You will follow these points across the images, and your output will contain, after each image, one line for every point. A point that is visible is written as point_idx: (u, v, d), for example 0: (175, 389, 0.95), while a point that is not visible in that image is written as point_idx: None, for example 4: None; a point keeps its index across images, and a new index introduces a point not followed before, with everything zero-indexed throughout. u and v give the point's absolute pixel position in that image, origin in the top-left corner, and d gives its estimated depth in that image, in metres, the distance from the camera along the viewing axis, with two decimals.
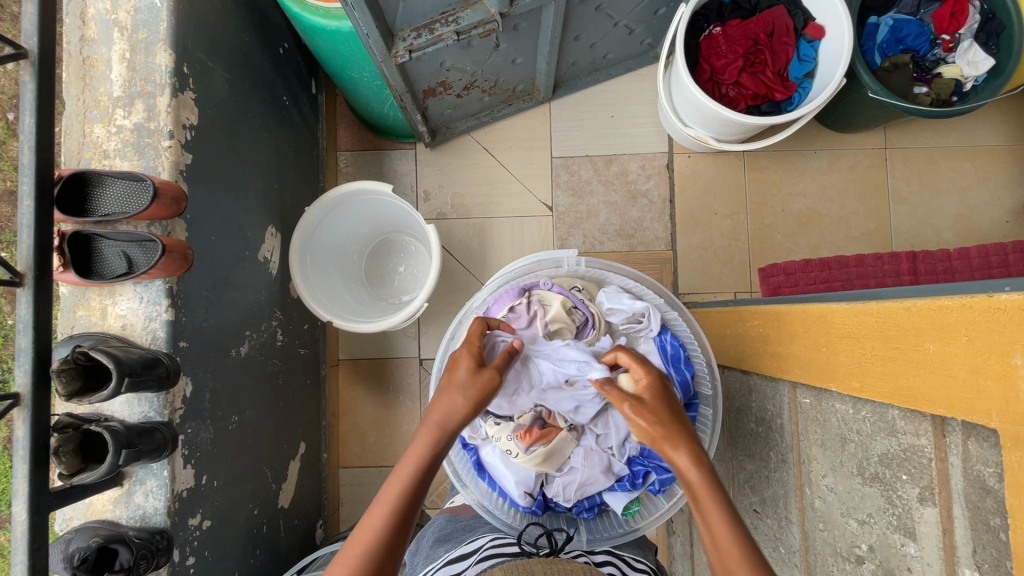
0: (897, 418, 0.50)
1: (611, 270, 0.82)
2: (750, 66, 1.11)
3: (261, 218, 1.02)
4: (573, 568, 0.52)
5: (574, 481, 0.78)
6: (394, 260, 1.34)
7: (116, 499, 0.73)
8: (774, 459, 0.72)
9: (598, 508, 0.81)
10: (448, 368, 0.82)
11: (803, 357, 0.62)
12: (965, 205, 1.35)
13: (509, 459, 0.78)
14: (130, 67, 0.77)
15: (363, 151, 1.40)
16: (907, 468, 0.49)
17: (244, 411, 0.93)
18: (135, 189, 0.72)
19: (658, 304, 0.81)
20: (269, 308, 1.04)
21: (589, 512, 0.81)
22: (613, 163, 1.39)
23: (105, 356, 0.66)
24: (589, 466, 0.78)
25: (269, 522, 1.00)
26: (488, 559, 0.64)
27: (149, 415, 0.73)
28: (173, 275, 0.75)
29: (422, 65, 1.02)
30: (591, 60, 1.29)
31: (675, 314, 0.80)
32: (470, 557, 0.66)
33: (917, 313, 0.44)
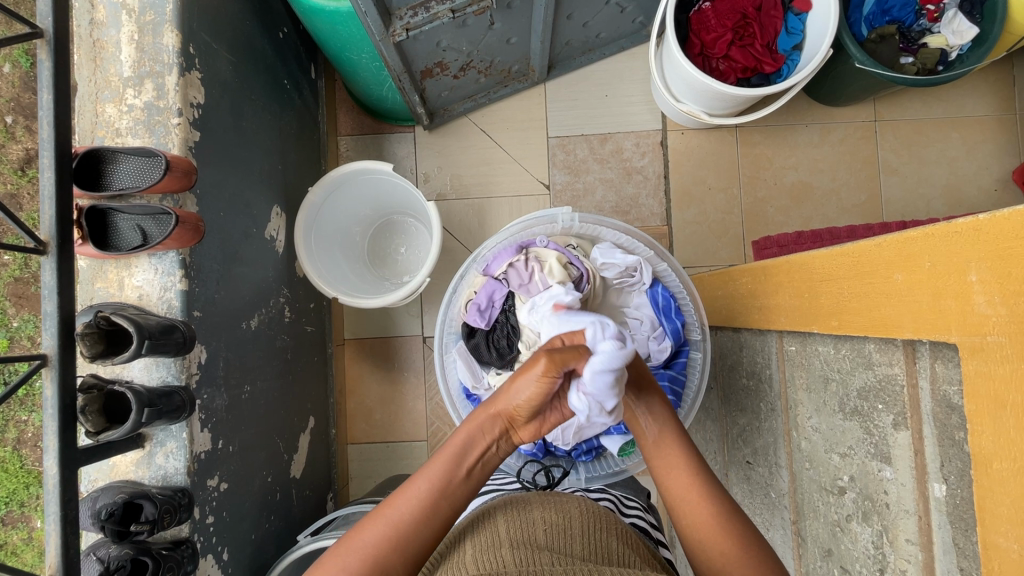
0: (873, 351, 0.53)
1: (603, 224, 0.85)
2: (740, 39, 1.14)
3: (266, 198, 1.05)
4: (567, 499, 0.57)
5: (572, 425, 0.77)
6: (396, 239, 1.38)
7: (138, 460, 0.76)
8: (764, 409, 0.76)
9: (596, 450, 0.85)
10: (451, 324, 0.88)
11: (787, 306, 0.65)
12: (954, 174, 1.38)
13: None
14: (139, 48, 0.80)
15: (363, 135, 1.44)
16: (883, 397, 0.52)
17: (255, 382, 0.97)
18: (148, 164, 0.75)
19: (649, 258, 0.85)
20: (276, 285, 1.07)
21: (587, 455, 0.85)
22: (608, 142, 1.42)
23: (127, 320, 0.69)
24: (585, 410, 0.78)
25: (282, 491, 1.04)
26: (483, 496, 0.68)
27: (167, 379, 0.76)
28: (185, 246, 0.78)
29: (419, 45, 1.05)
30: (584, 40, 1.31)
31: (666, 267, 0.84)
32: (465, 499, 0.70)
33: (886, 247, 0.47)
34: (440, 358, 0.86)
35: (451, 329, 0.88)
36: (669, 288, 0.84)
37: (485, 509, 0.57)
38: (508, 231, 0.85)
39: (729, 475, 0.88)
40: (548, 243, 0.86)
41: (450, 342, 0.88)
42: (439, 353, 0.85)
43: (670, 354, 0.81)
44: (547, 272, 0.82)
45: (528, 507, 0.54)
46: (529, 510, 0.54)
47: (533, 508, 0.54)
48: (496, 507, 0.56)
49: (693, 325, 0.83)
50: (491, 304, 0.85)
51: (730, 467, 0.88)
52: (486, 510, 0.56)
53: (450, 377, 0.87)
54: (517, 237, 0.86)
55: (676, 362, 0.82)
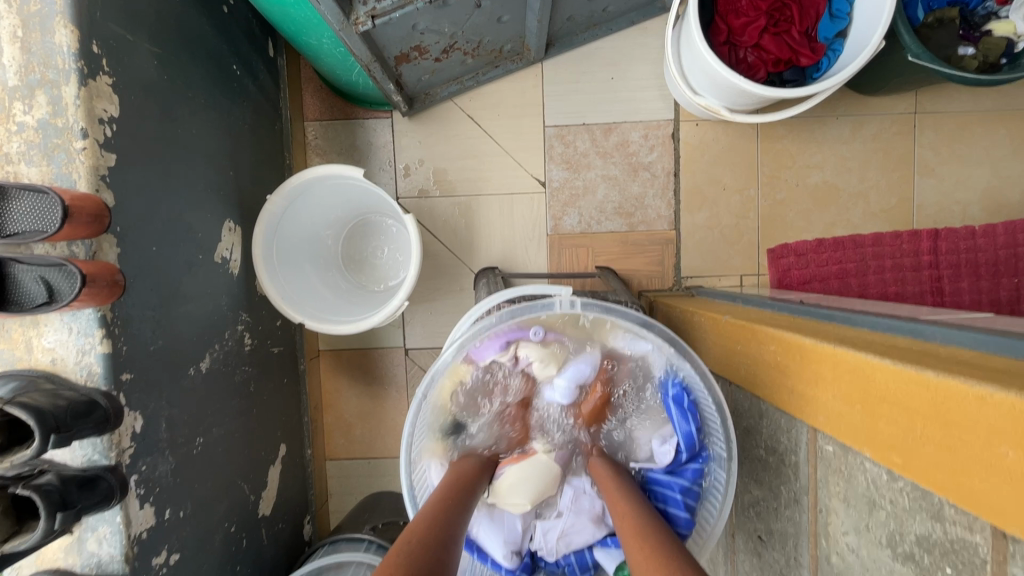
0: (946, 503, 0.42)
1: (612, 313, 0.68)
2: (774, 25, 0.96)
3: (214, 214, 0.90)
4: None
5: (557, 528, 0.72)
6: (374, 242, 1.23)
7: (67, 547, 0.67)
8: (785, 495, 0.66)
9: (591, 566, 0.74)
10: (421, 424, 0.71)
11: (829, 406, 0.54)
12: (995, 178, 1.23)
13: (491, 511, 0.73)
14: (25, 49, 0.63)
15: (333, 121, 1.26)
16: (953, 561, 0.42)
17: (211, 430, 0.86)
18: (43, 205, 0.60)
19: (664, 350, 0.69)
20: (233, 312, 0.94)
21: (581, 572, 0.74)
22: (613, 133, 1.25)
23: (24, 411, 0.56)
24: (577, 511, 0.73)
25: (250, 535, 0.96)
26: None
27: (93, 459, 0.65)
28: (105, 302, 0.65)
29: (391, 31, 0.87)
30: (589, 14, 1.12)
31: (685, 362, 0.68)
32: None
33: (994, 407, 0.35)
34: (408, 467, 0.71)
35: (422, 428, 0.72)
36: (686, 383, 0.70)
37: None
38: (495, 321, 0.68)
39: (735, 540, 0.81)
40: (541, 332, 0.73)
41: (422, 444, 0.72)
42: (407, 462, 0.69)
43: (681, 461, 0.70)
44: (536, 366, 0.73)
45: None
46: None
47: None
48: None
49: (715, 432, 0.68)
50: None
51: (737, 533, 0.80)
52: None
53: (419, 481, 0.73)
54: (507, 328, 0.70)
55: (689, 469, 0.70)
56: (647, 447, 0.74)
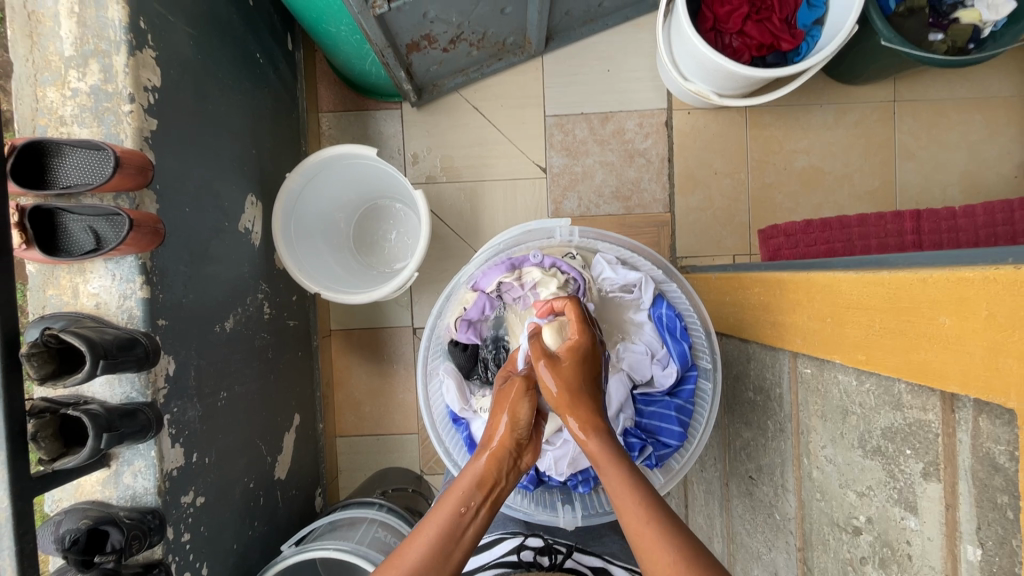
0: (903, 392, 0.48)
1: (604, 240, 0.79)
2: (755, 13, 1.04)
3: (238, 186, 0.96)
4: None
5: (567, 455, 0.75)
6: (384, 224, 1.30)
7: (105, 479, 0.72)
8: (772, 428, 0.71)
9: (593, 482, 0.79)
10: (437, 343, 0.83)
11: (805, 328, 0.59)
12: (973, 161, 1.30)
13: None
14: (81, 23, 0.70)
15: (346, 112, 1.34)
16: (912, 443, 0.47)
17: (233, 387, 0.91)
18: (96, 159, 0.67)
19: (653, 274, 0.80)
20: (254, 281, 1.00)
21: (584, 486, 0.79)
22: (610, 121, 1.33)
23: (76, 338, 0.62)
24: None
25: (266, 494, 1.01)
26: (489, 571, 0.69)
27: (131, 396, 0.71)
28: (145, 251, 0.71)
29: (403, 17, 0.95)
30: (586, 9, 1.21)
31: (672, 284, 0.79)
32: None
33: (934, 285, 0.41)
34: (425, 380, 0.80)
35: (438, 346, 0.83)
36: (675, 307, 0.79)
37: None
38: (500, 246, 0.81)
39: (729, 486, 0.85)
40: (542, 260, 0.80)
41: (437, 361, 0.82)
42: (423, 372, 0.79)
43: (676, 380, 0.76)
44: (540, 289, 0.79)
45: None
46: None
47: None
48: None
49: (702, 348, 0.77)
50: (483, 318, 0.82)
51: (730, 478, 0.85)
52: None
53: (435, 398, 0.81)
54: (510, 253, 0.82)
55: (683, 389, 0.77)
56: (646, 370, 0.79)
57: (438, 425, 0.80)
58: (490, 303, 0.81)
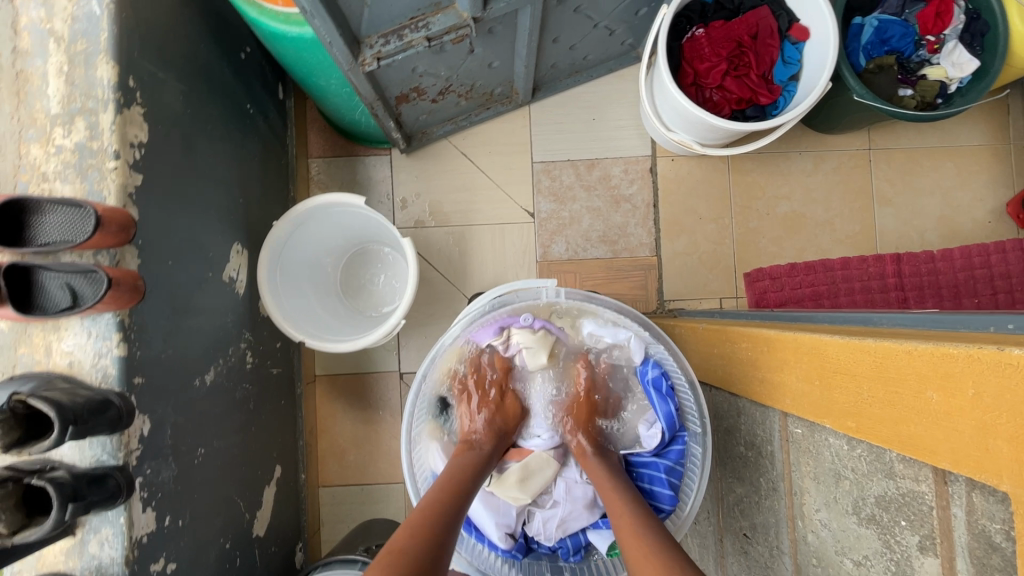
0: (895, 461, 0.47)
1: (595, 302, 0.75)
2: (734, 69, 1.08)
3: (224, 236, 0.96)
4: None
5: (556, 516, 0.76)
6: (371, 271, 1.29)
7: (69, 549, 0.68)
8: (764, 486, 0.70)
9: (584, 549, 0.77)
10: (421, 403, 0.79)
11: (794, 388, 0.59)
12: (948, 207, 1.34)
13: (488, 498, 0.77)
14: (69, 82, 0.70)
15: (335, 157, 1.35)
16: (906, 514, 0.46)
17: (211, 442, 0.88)
18: (77, 217, 0.66)
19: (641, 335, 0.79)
20: (237, 330, 0.99)
21: (575, 555, 0.76)
22: (596, 168, 1.35)
23: (46, 403, 0.60)
24: (571, 500, 0.77)
25: (243, 555, 0.96)
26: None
27: (101, 459, 0.68)
28: (124, 307, 0.70)
29: (393, 72, 0.97)
30: (571, 62, 1.24)
31: (662, 347, 0.78)
32: None
33: (919, 358, 0.41)
34: (408, 448, 0.76)
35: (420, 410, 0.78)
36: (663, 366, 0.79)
37: None
38: (488, 306, 0.77)
39: (723, 543, 0.83)
40: (531, 322, 0.81)
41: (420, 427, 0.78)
42: (406, 439, 0.75)
43: (662, 440, 0.76)
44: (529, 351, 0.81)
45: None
46: None
47: None
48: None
49: (693, 412, 0.75)
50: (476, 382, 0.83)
51: (724, 534, 0.82)
52: None
53: (418, 464, 0.77)
54: (500, 315, 0.80)
55: (671, 450, 0.76)
56: (633, 429, 0.81)
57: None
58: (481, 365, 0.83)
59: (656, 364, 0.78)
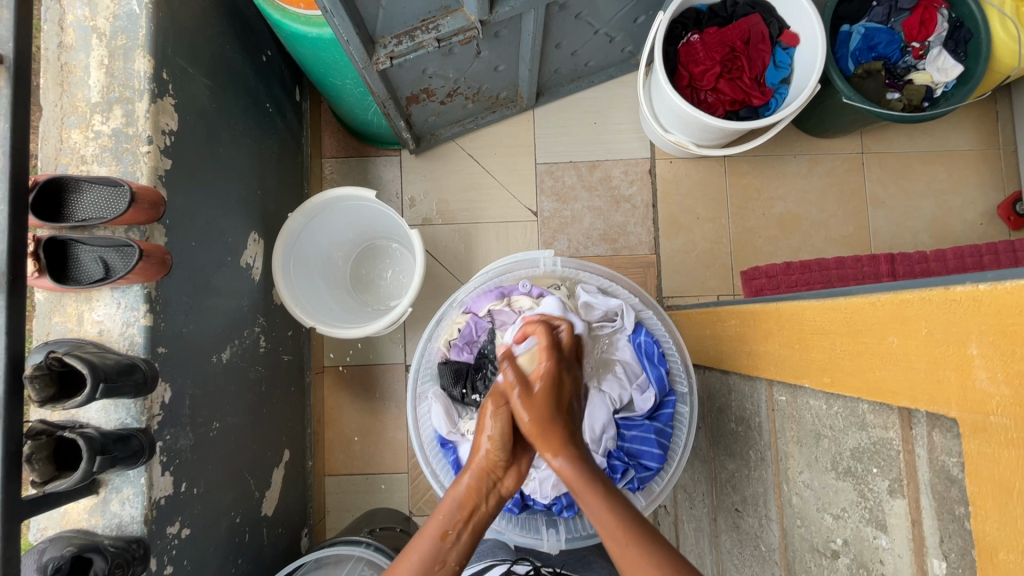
0: (867, 412, 0.51)
1: (584, 270, 0.84)
2: (728, 73, 1.14)
3: (242, 224, 1.01)
4: None
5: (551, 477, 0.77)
6: (380, 264, 1.34)
7: (92, 507, 0.72)
8: (753, 458, 0.73)
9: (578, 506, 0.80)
10: (426, 367, 0.86)
11: (777, 354, 0.63)
12: (940, 209, 1.38)
13: None
14: (108, 73, 0.77)
15: (348, 158, 1.41)
16: (877, 461, 0.50)
17: (225, 418, 0.92)
18: (112, 195, 0.72)
19: (632, 303, 0.84)
20: (252, 315, 1.03)
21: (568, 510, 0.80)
22: (597, 169, 1.41)
23: (79, 362, 0.65)
24: None
25: (252, 531, 0.99)
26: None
27: (125, 421, 0.72)
28: (151, 280, 0.75)
29: (404, 73, 1.03)
30: (574, 68, 1.31)
31: (650, 313, 0.83)
32: None
33: (881, 308, 0.45)
34: (414, 405, 0.84)
35: (427, 372, 0.86)
36: (654, 334, 0.83)
37: None
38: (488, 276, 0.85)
39: (717, 521, 0.85)
40: (530, 289, 0.84)
41: (426, 387, 0.86)
42: (411, 397, 0.83)
43: (653, 404, 0.79)
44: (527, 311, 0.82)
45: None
46: None
47: None
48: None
49: (679, 374, 0.81)
50: (474, 342, 0.85)
51: (718, 512, 0.85)
52: None
53: (424, 423, 0.84)
54: (497, 281, 0.86)
55: (662, 413, 0.80)
56: (625, 393, 0.81)
57: (426, 447, 0.83)
58: (479, 327, 0.85)
59: (647, 331, 0.83)
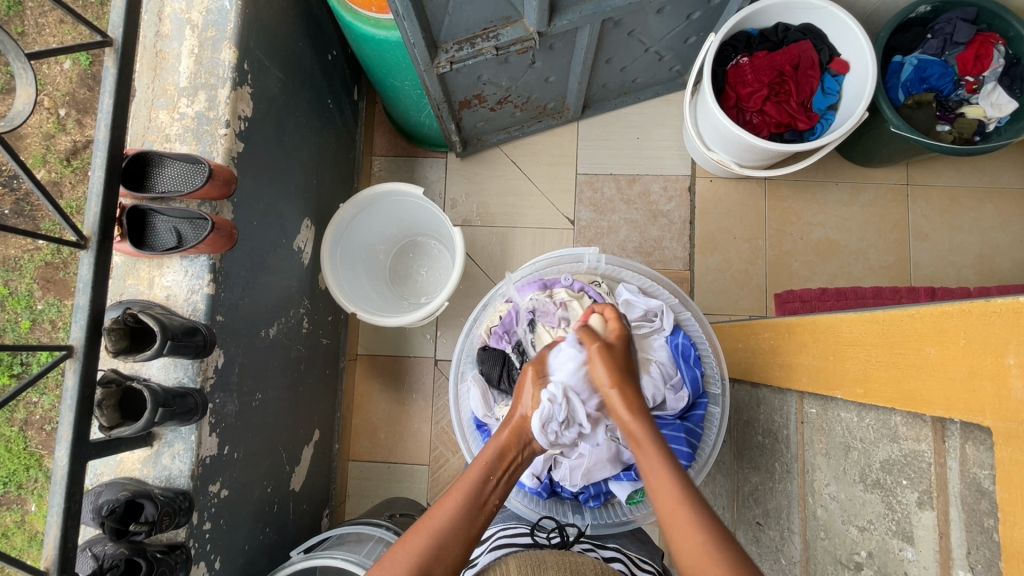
0: (899, 424, 0.51)
1: (626, 268, 0.88)
2: (775, 95, 1.16)
3: (298, 210, 1.07)
4: (584, 560, 0.60)
5: (581, 466, 0.79)
6: (418, 260, 1.39)
7: (145, 459, 0.77)
8: (779, 470, 0.73)
9: (603, 497, 0.85)
10: (469, 350, 0.89)
11: (811, 366, 0.64)
12: (987, 245, 1.35)
13: None
14: (197, 61, 0.84)
15: (396, 156, 1.47)
16: (908, 473, 0.50)
17: (267, 390, 0.97)
18: (191, 170, 0.78)
19: (671, 304, 0.88)
20: (298, 296, 1.09)
21: (595, 500, 0.85)
22: (636, 183, 1.43)
23: (152, 320, 0.71)
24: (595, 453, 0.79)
25: (280, 503, 1.04)
26: (499, 548, 0.71)
27: (183, 380, 0.78)
28: (217, 252, 0.81)
29: (461, 77, 1.09)
30: (621, 83, 1.34)
31: (688, 315, 0.86)
32: (484, 546, 0.74)
33: (920, 319, 0.46)
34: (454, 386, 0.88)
35: (468, 355, 0.90)
36: (690, 337, 0.86)
37: (499, 563, 0.61)
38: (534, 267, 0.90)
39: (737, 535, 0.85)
40: (572, 282, 0.88)
41: (467, 368, 0.89)
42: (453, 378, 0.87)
43: (688, 404, 0.81)
44: (569, 304, 0.85)
45: (541, 565, 0.58)
46: (543, 567, 0.58)
47: (546, 565, 0.58)
48: (509, 562, 0.60)
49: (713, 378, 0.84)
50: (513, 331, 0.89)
51: (738, 525, 0.85)
52: (500, 565, 0.60)
53: (463, 407, 0.88)
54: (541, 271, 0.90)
55: (693, 414, 0.83)
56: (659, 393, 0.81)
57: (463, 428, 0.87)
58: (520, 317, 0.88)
59: (684, 333, 0.86)
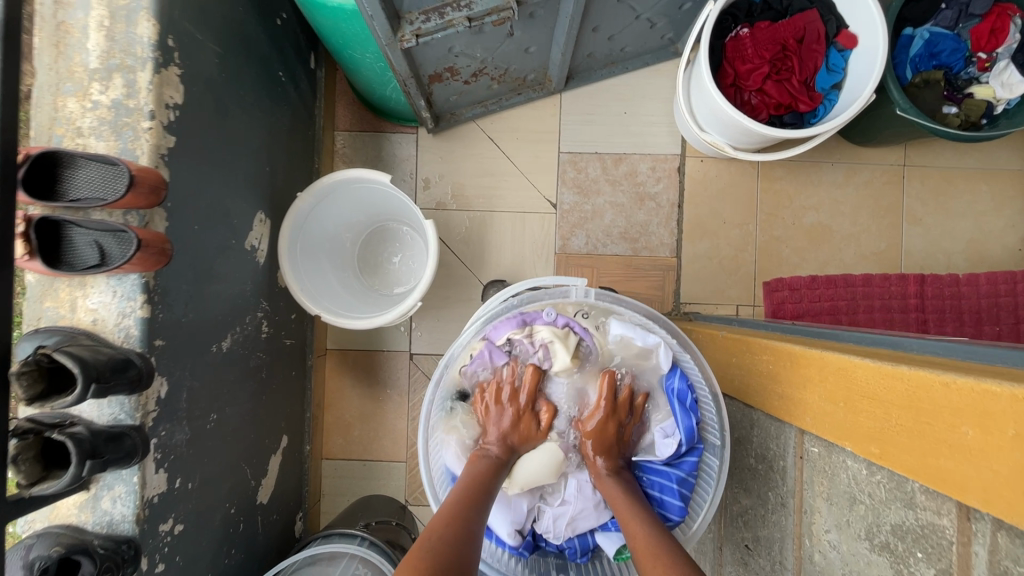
0: (917, 491, 0.47)
1: (621, 304, 0.78)
2: (776, 73, 1.05)
3: (248, 204, 0.95)
4: None
5: (566, 514, 0.79)
6: (389, 248, 1.29)
7: (82, 503, 0.69)
8: (772, 500, 0.70)
9: (591, 551, 0.81)
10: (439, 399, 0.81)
11: (816, 407, 0.58)
12: (979, 231, 1.31)
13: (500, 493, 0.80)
14: (108, 37, 0.70)
15: (361, 132, 1.34)
16: (924, 545, 0.47)
17: (223, 408, 0.89)
18: (108, 174, 0.66)
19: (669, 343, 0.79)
20: (255, 300, 0.99)
21: (582, 556, 0.81)
22: (623, 163, 1.33)
23: (69, 359, 0.61)
24: (582, 499, 0.79)
25: (246, 520, 0.98)
26: None
27: (119, 417, 0.69)
28: (149, 270, 0.70)
29: (430, 50, 0.95)
30: (609, 52, 1.22)
31: (688, 356, 0.78)
32: None
33: (958, 392, 0.41)
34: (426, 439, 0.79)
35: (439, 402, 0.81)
36: (688, 378, 0.79)
37: None
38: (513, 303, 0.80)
39: (723, 550, 0.83)
40: (555, 318, 0.82)
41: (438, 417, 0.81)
42: (425, 431, 0.78)
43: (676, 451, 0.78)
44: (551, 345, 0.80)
45: None
46: None
47: None
48: None
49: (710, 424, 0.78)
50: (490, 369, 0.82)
51: (725, 542, 0.82)
52: None
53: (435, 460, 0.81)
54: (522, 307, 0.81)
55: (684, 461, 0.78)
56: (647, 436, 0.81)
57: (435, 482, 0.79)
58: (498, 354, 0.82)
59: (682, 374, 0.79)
